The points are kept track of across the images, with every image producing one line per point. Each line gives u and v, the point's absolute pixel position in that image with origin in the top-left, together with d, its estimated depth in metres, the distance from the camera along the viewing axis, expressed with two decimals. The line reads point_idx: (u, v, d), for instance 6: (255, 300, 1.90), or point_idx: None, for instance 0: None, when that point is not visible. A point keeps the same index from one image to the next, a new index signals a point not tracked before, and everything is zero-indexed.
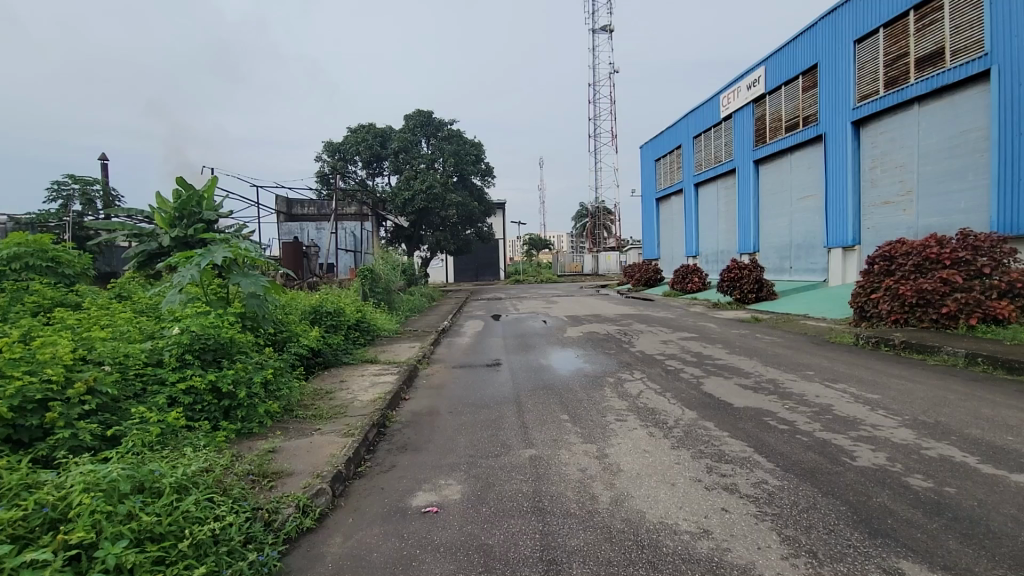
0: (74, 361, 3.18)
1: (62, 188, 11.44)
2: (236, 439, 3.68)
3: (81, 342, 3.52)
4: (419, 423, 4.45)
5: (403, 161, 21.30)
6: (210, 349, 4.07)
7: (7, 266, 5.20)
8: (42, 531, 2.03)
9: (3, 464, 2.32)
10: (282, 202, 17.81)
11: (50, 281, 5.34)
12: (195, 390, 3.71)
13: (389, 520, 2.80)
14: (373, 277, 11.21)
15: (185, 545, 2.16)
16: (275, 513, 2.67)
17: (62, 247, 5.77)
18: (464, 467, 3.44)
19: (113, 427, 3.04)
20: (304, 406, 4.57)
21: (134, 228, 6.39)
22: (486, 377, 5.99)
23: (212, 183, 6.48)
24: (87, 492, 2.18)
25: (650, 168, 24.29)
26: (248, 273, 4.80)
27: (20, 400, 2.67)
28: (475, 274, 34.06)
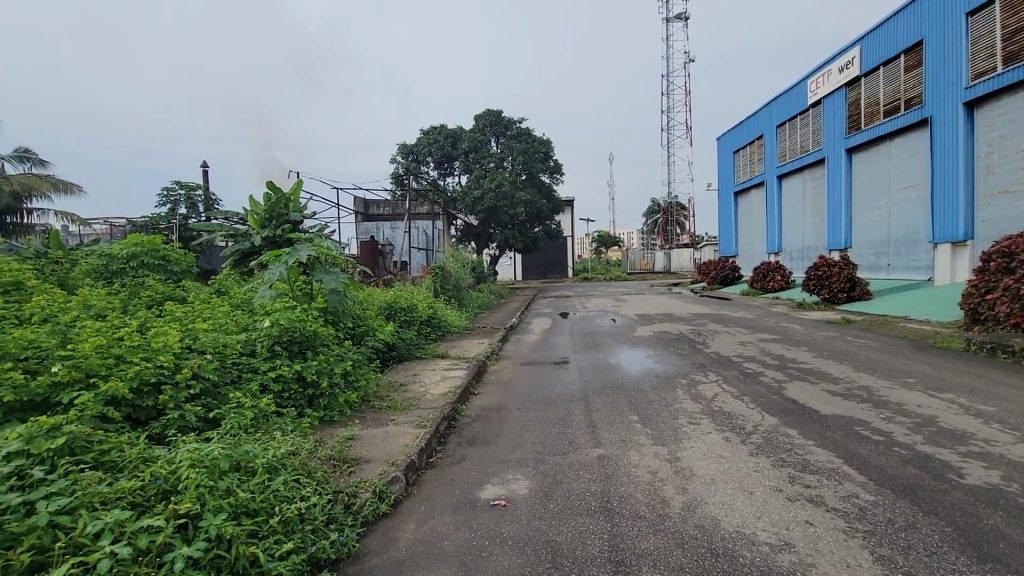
0: (181, 350, 3.54)
1: (171, 194, 12.70)
2: (320, 426, 3.93)
3: (187, 333, 3.90)
4: (488, 418, 4.53)
5: (472, 160, 21.71)
6: (296, 341, 4.38)
7: (128, 265, 5.89)
8: (156, 500, 2.27)
9: (125, 440, 2.63)
10: (359, 202, 18.74)
11: (162, 277, 5.96)
12: (283, 379, 4.01)
13: (460, 510, 2.87)
14: (444, 274, 11.53)
15: (275, 522, 2.33)
16: (353, 497, 2.83)
17: (171, 246, 6.41)
18: (532, 463, 3.46)
19: (213, 410, 3.34)
20: (380, 397, 4.79)
21: (230, 229, 6.99)
22: (554, 375, 5.98)
23: (297, 186, 6.94)
24: (194, 468, 2.43)
25: (729, 161, 23.13)
26: (329, 270, 5.14)
27: (138, 382, 3.02)
28: (544, 272, 34.05)
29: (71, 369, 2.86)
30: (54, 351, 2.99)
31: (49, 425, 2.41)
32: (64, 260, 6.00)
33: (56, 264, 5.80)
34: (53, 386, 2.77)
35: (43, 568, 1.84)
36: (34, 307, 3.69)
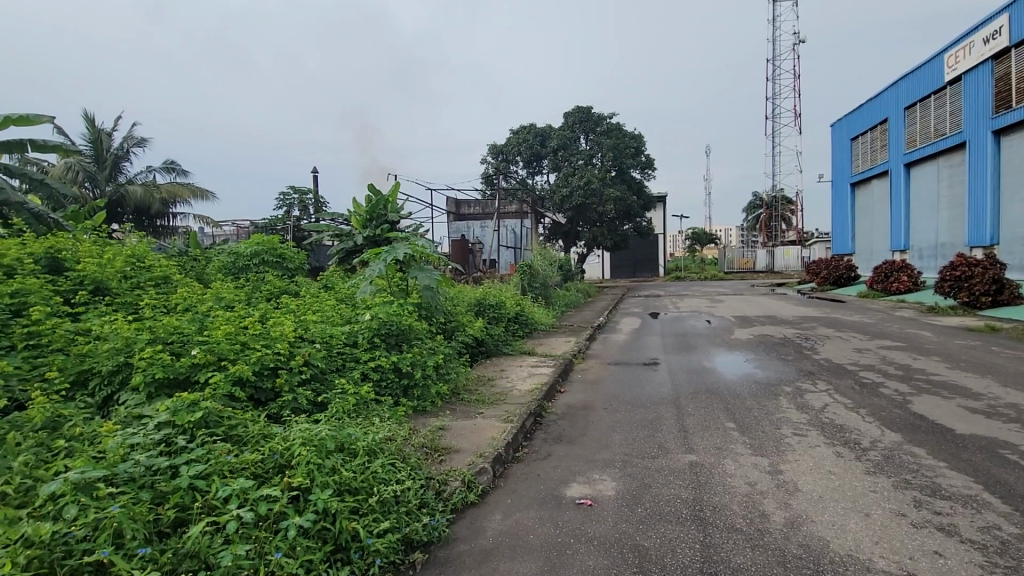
0: (295, 339, 3.90)
1: (287, 197, 13.99)
2: (413, 414, 4.14)
3: (300, 324, 4.29)
4: (574, 416, 4.51)
5: (561, 158, 21.66)
6: (393, 334, 4.66)
7: (251, 262, 6.59)
8: (274, 473, 2.51)
9: (249, 416, 2.95)
10: (451, 203, 19.43)
11: (278, 273, 6.60)
12: (381, 368, 4.28)
13: (545, 506, 2.88)
14: (531, 272, 11.66)
15: (373, 501, 2.50)
16: (444, 484, 2.95)
17: (286, 245, 7.07)
18: (619, 464, 3.39)
19: (321, 395, 3.64)
20: (469, 390, 4.94)
21: (336, 229, 7.56)
22: (643, 376, 5.81)
23: (395, 188, 7.35)
24: (305, 446, 2.66)
25: (845, 149, 21.03)
26: (424, 268, 5.41)
27: (260, 366, 3.38)
28: (633, 271, 33.16)
29: (207, 353, 3.26)
30: (193, 336, 3.43)
31: (190, 400, 2.78)
32: (201, 256, 6.78)
33: (195, 260, 6.61)
34: (193, 367, 3.18)
35: (184, 523, 2.12)
36: (179, 298, 4.26)
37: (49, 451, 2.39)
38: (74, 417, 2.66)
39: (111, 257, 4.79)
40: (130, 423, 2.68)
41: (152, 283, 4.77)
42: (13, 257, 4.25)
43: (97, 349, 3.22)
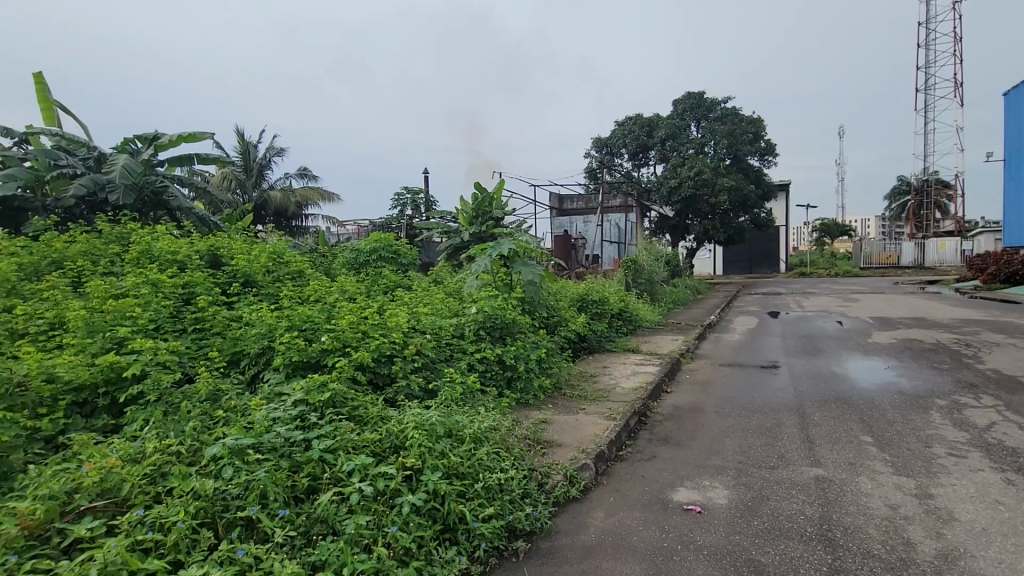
0: (408, 330, 4.16)
1: (401, 197, 14.94)
2: (517, 406, 4.22)
3: (413, 316, 4.56)
4: (682, 418, 4.30)
5: (670, 148, 20.69)
6: (497, 327, 4.78)
7: (370, 258, 7.14)
8: (390, 452, 2.70)
9: (368, 399, 3.20)
10: (554, 198, 19.49)
11: (394, 268, 7.09)
12: (487, 360, 4.42)
13: (651, 509, 2.79)
14: (636, 268, 11.36)
15: (479, 487, 2.59)
16: (546, 477, 2.97)
17: (400, 242, 7.56)
18: (732, 472, 3.18)
19: (431, 382, 3.84)
20: (571, 385, 4.92)
21: (445, 226, 7.94)
22: (761, 380, 5.38)
23: (500, 185, 7.54)
24: (417, 429, 2.83)
25: (1023, 122, 17.68)
26: (528, 264, 5.52)
27: (377, 353, 3.65)
28: (749, 267, 30.82)
29: (334, 340, 3.59)
30: (322, 324, 3.79)
31: (320, 382, 3.08)
32: (328, 253, 7.48)
33: (324, 256, 7.31)
34: (322, 352, 3.53)
35: (315, 491, 2.36)
36: (311, 290, 4.73)
37: (211, 419, 2.79)
38: (229, 391, 3.07)
39: (258, 253, 5.46)
40: (273, 399, 3.04)
41: (289, 277, 5.36)
42: (185, 253, 5.01)
43: (246, 334, 3.69)
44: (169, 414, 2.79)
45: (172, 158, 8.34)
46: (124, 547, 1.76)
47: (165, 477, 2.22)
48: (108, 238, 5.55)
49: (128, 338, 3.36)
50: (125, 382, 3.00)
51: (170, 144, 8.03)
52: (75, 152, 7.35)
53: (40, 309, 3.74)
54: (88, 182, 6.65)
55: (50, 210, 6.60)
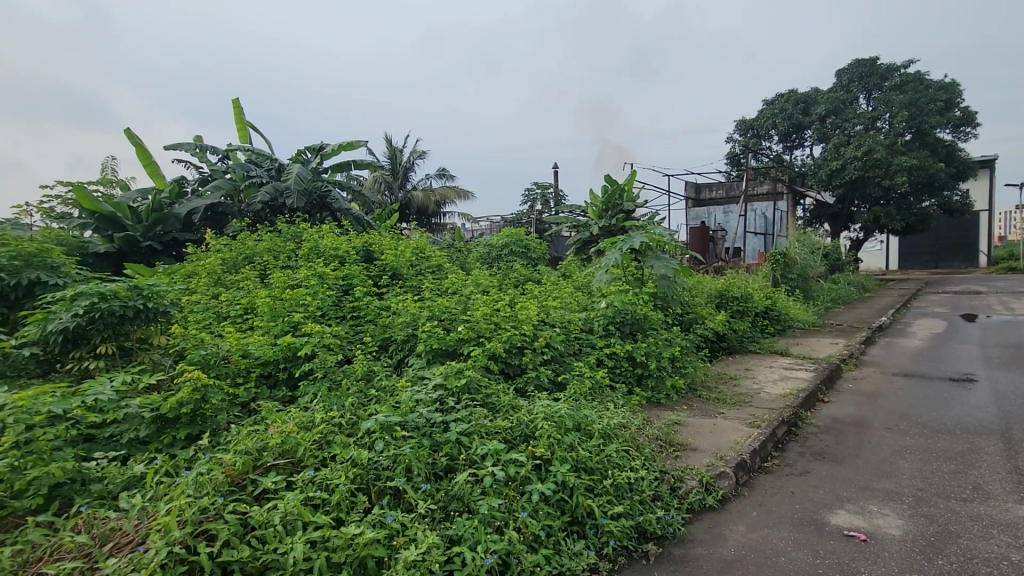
0: (538, 323, 4.25)
1: (531, 193, 15.23)
2: (648, 405, 4.07)
3: (543, 309, 4.64)
4: (842, 432, 3.79)
5: (830, 126, 18.18)
6: (628, 323, 4.66)
7: (502, 253, 7.41)
8: (521, 440, 2.78)
9: (501, 388, 3.32)
10: (690, 188, 18.41)
11: (524, 262, 7.25)
12: (617, 356, 4.33)
13: (801, 529, 2.51)
14: (786, 261, 10.27)
15: (608, 483, 2.55)
16: (680, 481, 2.82)
17: (530, 237, 7.71)
18: (907, 499, 2.73)
19: (560, 375, 3.87)
20: (708, 387, 4.61)
21: (575, 220, 7.94)
22: (949, 395, 4.52)
23: (631, 177, 7.34)
24: (546, 420, 2.87)
25: None
26: (661, 258, 5.33)
27: (508, 344, 3.78)
28: (934, 261, 26.06)
29: (470, 330, 3.80)
30: (458, 315, 4.02)
31: (457, 368, 3.29)
32: (464, 248, 7.92)
33: (460, 251, 7.75)
34: (459, 341, 3.75)
35: (453, 470, 2.51)
36: (449, 283, 5.05)
37: (366, 396, 3.12)
38: (379, 372, 3.41)
39: (404, 249, 5.97)
40: (417, 382, 3.31)
41: (430, 270, 5.76)
42: (344, 249, 5.66)
43: (394, 322, 4.07)
44: (332, 390, 3.17)
45: (335, 165, 9.46)
46: (299, 501, 2.04)
47: (329, 445, 2.53)
48: (286, 237, 6.47)
49: (300, 322, 3.90)
50: (299, 360, 3.49)
51: (333, 153, 9.13)
52: (262, 164, 8.68)
53: (237, 297, 4.50)
54: (272, 189, 7.82)
55: (244, 214, 7.89)
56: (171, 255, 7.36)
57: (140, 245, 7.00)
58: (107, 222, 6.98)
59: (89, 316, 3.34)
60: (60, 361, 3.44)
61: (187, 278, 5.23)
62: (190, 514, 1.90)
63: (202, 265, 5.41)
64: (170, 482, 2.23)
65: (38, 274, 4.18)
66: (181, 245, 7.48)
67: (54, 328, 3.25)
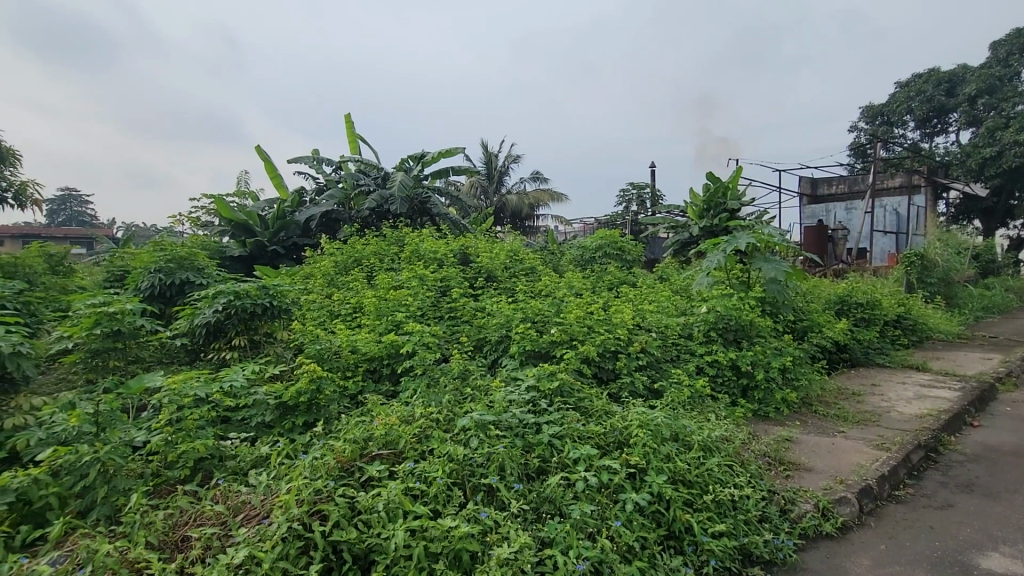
0: (633, 327, 4.12)
1: (627, 193, 14.87)
2: (754, 418, 3.78)
3: (639, 313, 4.49)
4: (998, 464, 3.25)
5: (983, 107, 15.79)
6: (732, 329, 4.37)
7: (596, 255, 7.29)
8: (614, 447, 2.71)
9: (594, 392, 3.25)
10: (805, 183, 16.91)
11: (619, 264, 7.07)
12: (719, 365, 4.07)
13: (943, 571, 2.18)
14: (923, 264, 9.05)
15: (708, 499, 2.40)
16: (791, 504, 2.58)
17: (626, 239, 7.51)
18: None
19: (657, 382, 3.73)
20: (825, 403, 4.18)
21: (673, 221, 7.62)
22: None
23: (736, 173, 6.88)
24: (641, 428, 2.77)
25: None
26: (770, 259, 4.88)
27: (602, 348, 3.71)
28: None
29: (562, 332, 3.78)
30: (551, 318, 4.02)
31: (550, 371, 3.28)
32: (558, 250, 7.92)
33: (554, 253, 7.76)
34: (552, 343, 3.74)
35: (545, 472, 2.51)
36: (542, 285, 5.07)
37: (462, 394, 3.21)
38: (474, 371, 3.50)
39: (498, 252, 6.10)
40: (510, 382, 3.35)
41: (523, 272, 5.83)
42: (443, 252, 5.90)
43: (488, 324, 4.16)
44: (431, 387, 3.31)
45: (434, 172, 9.91)
46: (400, 491, 2.15)
47: (428, 439, 2.64)
48: (390, 241, 6.89)
49: (402, 321, 4.13)
50: (400, 356, 3.69)
51: (433, 160, 9.57)
52: (369, 173, 9.33)
53: (348, 296, 4.87)
54: (378, 196, 8.37)
55: (354, 219, 8.52)
56: (292, 258, 8.13)
57: (267, 249, 7.82)
58: (241, 229, 7.87)
59: (227, 312, 3.81)
60: (203, 351, 3.94)
61: (305, 279, 5.75)
62: (306, 494, 2.08)
63: (318, 267, 5.93)
64: (290, 464, 2.46)
65: (187, 274, 4.83)
66: (300, 249, 8.26)
67: (200, 322, 3.75)
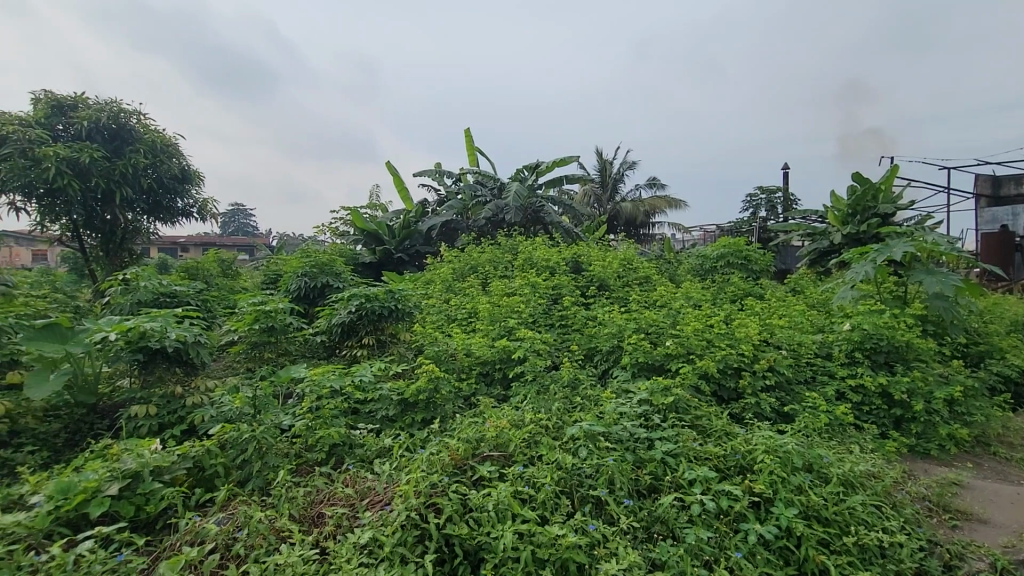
0: (760, 343, 3.80)
1: (754, 198, 13.79)
2: (909, 455, 3.26)
3: (765, 328, 4.13)
4: None
5: None
6: (882, 351, 3.83)
7: (717, 264, 6.85)
8: (736, 472, 2.51)
9: (714, 412, 3.03)
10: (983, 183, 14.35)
11: (744, 275, 6.56)
12: (865, 390, 3.58)
13: None
14: None
15: (849, 541, 2.11)
16: (960, 561, 2.18)
17: (752, 247, 6.96)
18: None
19: (787, 406, 3.38)
20: (1010, 445, 3.47)
21: (809, 228, 6.93)
22: None
23: (891, 173, 6.09)
24: (768, 454, 2.53)
25: None
26: (934, 271, 4.19)
27: (723, 365, 3.46)
28: None
29: (678, 345, 3.60)
30: (666, 329, 3.85)
31: (665, 385, 3.14)
32: (674, 260, 7.59)
33: (670, 263, 7.44)
34: (667, 357, 3.58)
35: (657, 491, 2.40)
36: (658, 295, 4.87)
37: (572, 403, 3.18)
38: (585, 381, 3.46)
39: (612, 261, 6.00)
40: (621, 395, 3.26)
41: (637, 282, 5.65)
42: (555, 261, 5.94)
43: (600, 333, 4.10)
44: (541, 393, 3.33)
45: (548, 181, 10.04)
46: (509, 493, 2.19)
47: (537, 445, 2.65)
48: (504, 249, 7.09)
49: (515, 328, 4.21)
50: (512, 362, 3.78)
51: (548, 169, 9.70)
52: (486, 183, 9.70)
53: (464, 302, 5.09)
54: (494, 206, 8.67)
55: (471, 228, 8.92)
56: (414, 264, 8.72)
57: (393, 256, 8.46)
58: (371, 238, 8.63)
59: (358, 313, 4.19)
60: (338, 347, 4.36)
61: (427, 284, 6.13)
62: (423, 486, 2.20)
63: (438, 274, 6.29)
64: (409, 457, 2.62)
65: (328, 278, 5.41)
66: (421, 256, 8.83)
67: (337, 321, 4.16)
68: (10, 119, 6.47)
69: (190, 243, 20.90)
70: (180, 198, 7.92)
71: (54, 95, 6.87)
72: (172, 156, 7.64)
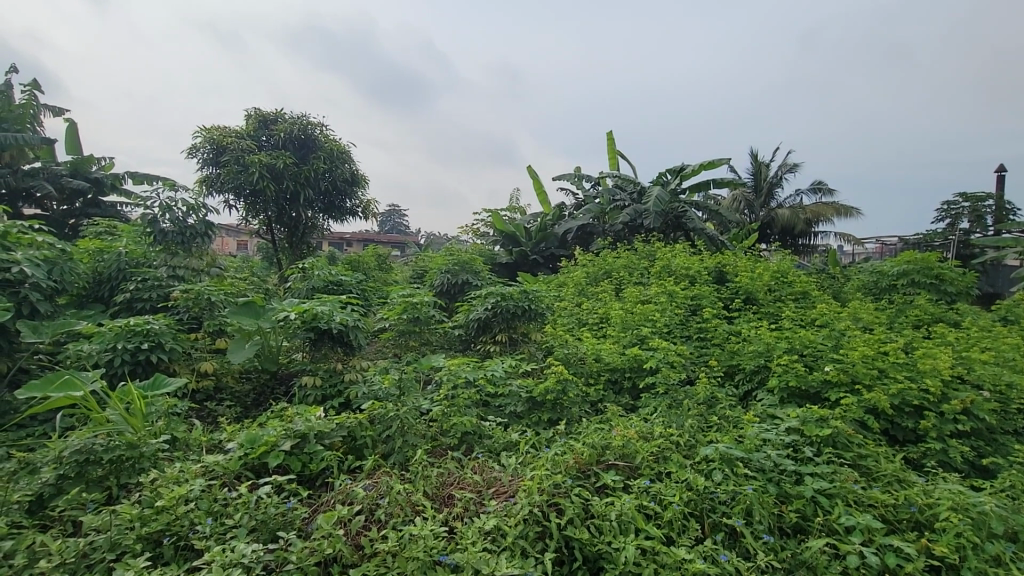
0: (953, 380, 3.18)
1: (953, 207, 11.57)
2: None
3: (961, 361, 3.44)
4: None
5: None
6: None
7: (897, 282, 5.88)
8: (908, 527, 2.13)
9: (883, 453, 2.60)
10: None
11: (934, 297, 5.52)
12: None
13: None
14: None
15: None
16: None
17: (947, 264, 5.85)
18: None
19: (985, 457, 2.79)
20: None
21: None
22: None
23: None
24: (955, 512, 2.11)
25: None
26: None
27: (900, 401, 2.96)
28: None
29: (840, 372, 3.17)
30: (826, 353, 3.41)
31: (820, 415, 2.78)
32: (841, 275, 6.69)
33: (835, 278, 6.59)
34: (825, 384, 3.16)
35: (805, 532, 2.14)
36: (817, 314, 4.32)
37: (707, 422, 2.97)
38: (723, 401, 3.21)
39: (762, 273, 5.48)
40: (766, 419, 2.97)
41: (792, 297, 5.07)
42: (696, 269, 5.61)
43: (743, 350, 3.78)
44: (673, 407, 3.17)
45: (693, 185, 9.50)
46: (634, 506, 2.11)
47: (666, 461, 2.52)
48: (641, 256, 6.86)
49: (647, 336, 4.07)
50: (643, 372, 3.65)
51: (693, 172, 9.19)
52: (626, 188, 9.49)
53: (597, 306, 5.04)
54: (632, 211, 8.45)
55: (607, 233, 8.79)
56: (548, 267, 8.90)
57: (529, 257, 8.71)
58: (508, 239, 8.98)
59: (494, 309, 4.37)
60: (473, 341, 4.59)
61: (560, 287, 6.20)
62: (547, 485, 2.22)
63: (571, 277, 6.32)
64: (534, 455, 2.67)
65: (467, 275, 5.74)
66: (556, 258, 8.98)
67: (474, 316, 4.39)
68: (229, 133, 7.95)
69: (353, 239, 23.60)
70: (349, 199, 8.99)
71: (261, 112, 8.26)
72: (345, 162, 8.70)
